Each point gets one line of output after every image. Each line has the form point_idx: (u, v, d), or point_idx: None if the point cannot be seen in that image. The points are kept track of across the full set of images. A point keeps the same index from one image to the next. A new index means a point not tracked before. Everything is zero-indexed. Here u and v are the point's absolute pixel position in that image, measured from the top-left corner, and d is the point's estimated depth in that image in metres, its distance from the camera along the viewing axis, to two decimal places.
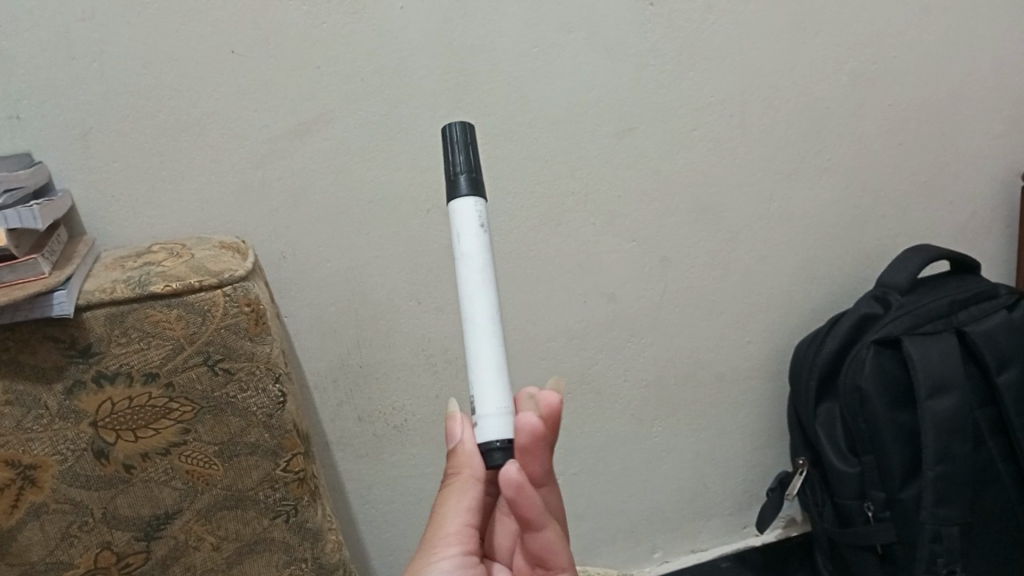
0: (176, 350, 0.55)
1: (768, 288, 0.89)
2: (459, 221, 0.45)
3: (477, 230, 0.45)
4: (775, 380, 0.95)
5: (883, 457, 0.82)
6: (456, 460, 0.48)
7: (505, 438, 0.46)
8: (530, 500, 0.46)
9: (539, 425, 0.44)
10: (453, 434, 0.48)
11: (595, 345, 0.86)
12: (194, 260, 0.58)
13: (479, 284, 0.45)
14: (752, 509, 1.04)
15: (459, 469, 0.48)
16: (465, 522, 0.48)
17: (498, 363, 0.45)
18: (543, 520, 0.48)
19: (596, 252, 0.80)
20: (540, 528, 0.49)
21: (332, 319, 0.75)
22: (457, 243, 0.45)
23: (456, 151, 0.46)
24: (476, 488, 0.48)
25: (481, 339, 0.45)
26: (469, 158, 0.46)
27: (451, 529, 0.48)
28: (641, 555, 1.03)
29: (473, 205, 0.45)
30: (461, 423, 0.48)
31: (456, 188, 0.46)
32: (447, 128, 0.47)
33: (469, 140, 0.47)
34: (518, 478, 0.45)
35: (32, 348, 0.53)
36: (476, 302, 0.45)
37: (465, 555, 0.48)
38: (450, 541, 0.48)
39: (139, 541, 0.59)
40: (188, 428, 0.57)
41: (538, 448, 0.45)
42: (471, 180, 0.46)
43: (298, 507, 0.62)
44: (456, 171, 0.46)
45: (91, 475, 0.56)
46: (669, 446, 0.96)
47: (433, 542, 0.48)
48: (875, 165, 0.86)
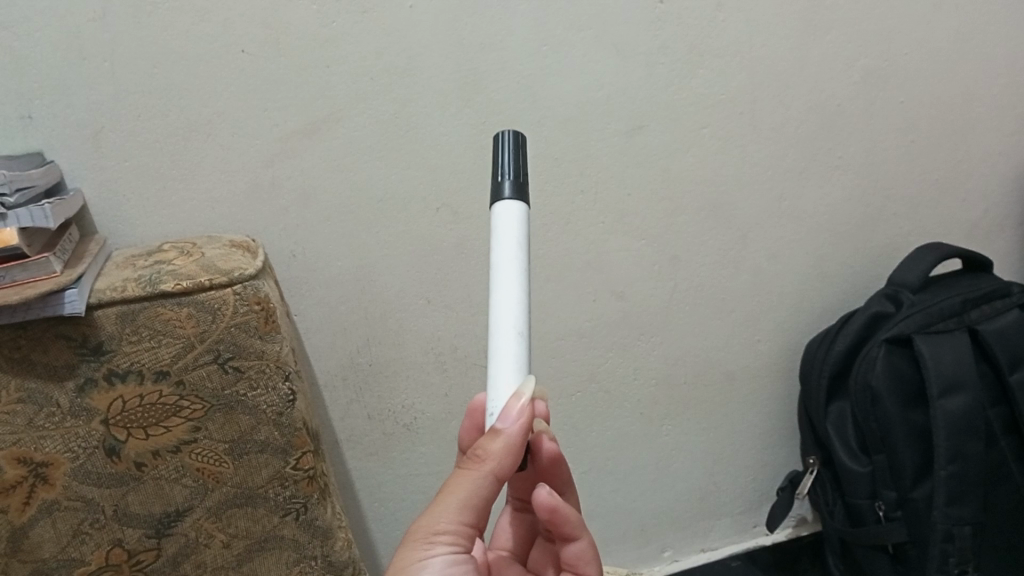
0: (187, 348, 0.55)
1: (778, 286, 0.89)
2: (502, 224, 0.44)
3: (521, 235, 0.44)
4: (786, 378, 0.95)
5: (894, 455, 0.82)
6: (489, 449, 0.46)
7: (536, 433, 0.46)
8: (569, 514, 0.52)
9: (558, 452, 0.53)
10: (506, 416, 0.45)
11: (604, 344, 0.85)
12: (204, 258, 0.58)
13: (517, 289, 0.44)
14: (763, 509, 1.04)
15: (482, 458, 0.46)
16: (463, 519, 0.47)
17: (523, 367, 0.45)
18: (579, 529, 0.53)
19: (606, 251, 0.80)
20: (574, 538, 0.54)
21: (343, 318, 0.75)
22: (500, 246, 0.44)
23: (503, 156, 0.46)
24: (488, 485, 0.47)
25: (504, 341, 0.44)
26: (518, 163, 0.45)
27: (449, 525, 0.47)
28: (650, 554, 1.03)
29: (518, 210, 0.45)
30: (518, 411, 0.45)
31: (500, 190, 0.45)
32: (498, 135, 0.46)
33: (518, 145, 0.46)
34: (549, 500, 0.51)
35: (44, 347, 0.53)
36: (508, 303, 0.44)
37: (455, 553, 0.47)
38: (445, 538, 0.47)
39: (150, 538, 0.59)
40: (198, 426, 0.57)
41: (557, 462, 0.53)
42: (515, 186, 0.45)
43: (308, 505, 0.62)
44: (502, 175, 0.45)
45: (102, 472, 0.56)
46: (679, 445, 0.95)
47: (427, 536, 0.47)
48: (886, 163, 0.86)
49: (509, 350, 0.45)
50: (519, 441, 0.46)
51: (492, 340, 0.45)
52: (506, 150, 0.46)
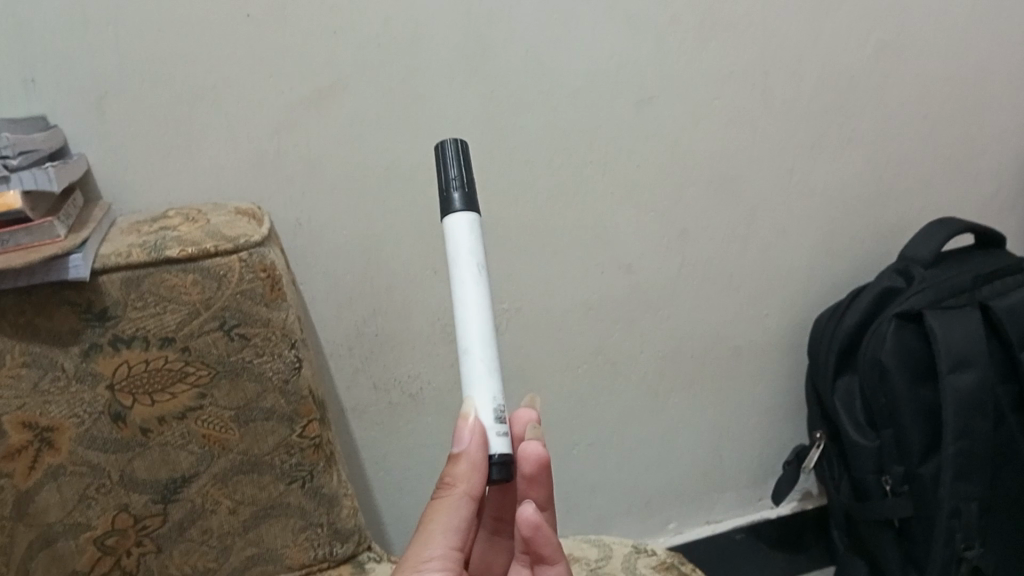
0: (192, 314, 0.55)
1: (788, 261, 0.88)
2: (453, 238, 0.44)
3: (473, 247, 0.44)
4: (794, 353, 0.94)
5: (901, 431, 0.82)
6: (454, 472, 0.45)
7: (504, 451, 0.45)
8: (548, 539, 0.51)
9: (546, 457, 0.49)
10: (459, 438, 0.44)
11: (612, 318, 0.85)
12: (210, 225, 0.58)
13: (478, 306, 0.44)
14: (769, 483, 1.04)
15: (453, 483, 0.45)
16: (449, 545, 0.46)
17: (497, 383, 0.45)
18: (557, 553, 0.52)
19: (614, 223, 0.79)
20: (554, 562, 0.53)
21: (348, 288, 0.75)
22: (455, 260, 0.44)
23: (451, 166, 0.45)
24: (466, 506, 0.46)
25: (473, 360, 0.44)
26: (463, 173, 0.45)
27: (436, 553, 0.45)
28: (655, 527, 1.02)
29: (469, 221, 0.45)
30: (472, 430, 0.44)
31: (451, 203, 0.45)
32: (441, 146, 0.46)
33: (462, 156, 0.46)
34: (534, 517, 0.50)
35: (49, 312, 0.53)
36: (472, 319, 0.44)
37: None
38: (434, 565, 0.45)
39: (156, 504, 0.59)
40: (204, 393, 0.57)
41: (542, 476, 0.49)
42: (465, 196, 0.45)
43: (314, 473, 0.62)
44: (450, 187, 0.45)
45: (108, 438, 0.56)
46: (685, 418, 0.95)
47: (412, 565, 0.45)
48: (900, 138, 0.84)
49: (470, 365, 0.45)
50: (484, 461, 0.45)
51: (462, 361, 0.45)
52: (454, 161, 0.46)
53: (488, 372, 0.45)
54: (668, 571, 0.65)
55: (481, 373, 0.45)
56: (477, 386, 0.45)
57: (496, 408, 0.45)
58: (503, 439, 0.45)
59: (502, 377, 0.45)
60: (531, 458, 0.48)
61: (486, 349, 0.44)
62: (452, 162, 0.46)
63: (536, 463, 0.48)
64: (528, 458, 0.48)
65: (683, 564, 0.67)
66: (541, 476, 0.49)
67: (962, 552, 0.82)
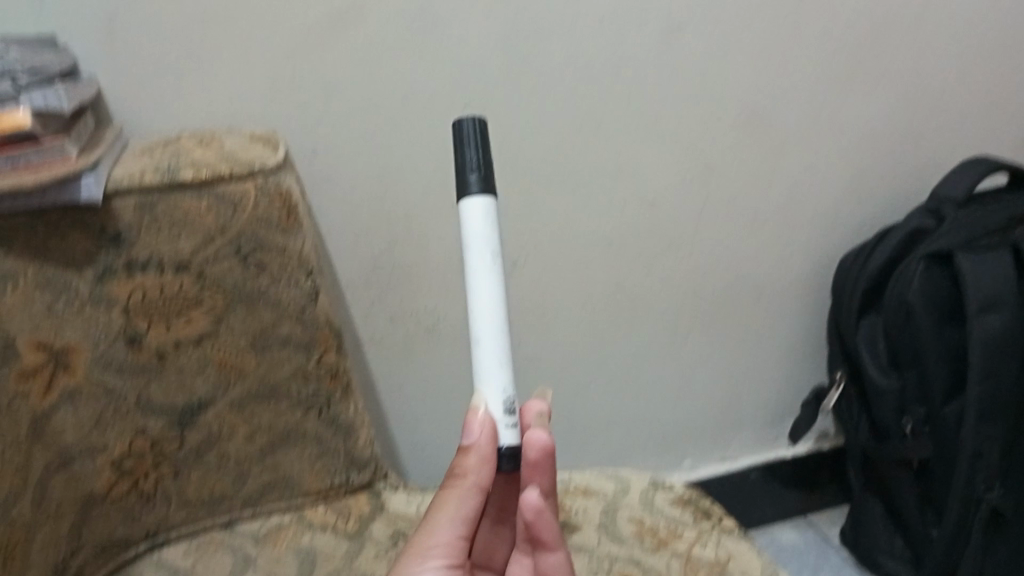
0: (208, 240, 0.55)
1: (815, 198, 0.86)
2: (469, 222, 0.44)
3: (488, 234, 0.44)
4: (817, 293, 0.93)
5: (925, 373, 0.81)
6: (463, 464, 0.45)
7: (513, 443, 0.45)
8: (549, 525, 0.48)
9: (552, 445, 0.45)
10: (469, 430, 0.45)
11: (634, 253, 0.83)
12: (224, 150, 0.57)
13: (489, 295, 0.44)
14: (786, 422, 1.03)
15: (463, 474, 0.45)
16: (456, 533, 0.46)
17: (508, 375, 0.45)
18: (556, 540, 0.49)
19: (638, 156, 0.77)
20: (553, 549, 0.50)
21: (365, 217, 0.73)
22: (469, 245, 0.44)
23: (469, 147, 0.45)
24: (473, 499, 0.46)
25: (484, 350, 0.44)
26: (481, 156, 0.44)
27: (442, 540, 0.46)
28: (669, 463, 1.01)
29: (484, 207, 0.44)
30: (481, 424, 0.44)
31: (468, 184, 0.44)
32: (459, 122, 0.45)
33: (480, 136, 0.45)
34: (537, 502, 0.47)
35: (61, 235, 0.52)
36: (484, 308, 0.44)
37: (450, 567, 0.47)
38: (438, 552, 0.46)
39: (174, 429, 0.59)
40: (220, 319, 0.57)
41: (548, 466, 0.46)
42: (483, 177, 0.44)
43: (331, 401, 0.62)
44: (468, 168, 0.44)
45: (125, 362, 0.56)
46: (705, 352, 0.93)
47: (419, 551, 0.46)
48: (935, 73, 0.82)
49: (481, 355, 0.45)
50: (493, 454, 0.45)
51: (473, 351, 0.45)
52: (473, 139, 0.45)
53: (498, 364, 0.45)
54: (687, 504, 0.65)
55: (493, 364, 0.45)
56: (486, 379, 0.45)
57: (506, 400, 0.45)
58: (512, 432, 0.45)
59: (513, 368, 0.45)
60: (535, 447, 0.45)
61: (498, 342, 0.44)
62: (471, 139, 0.45)
63: (541, 452, 0.45)
64: (532, 447, 0.45)
65: (701, 499, 0.66)
66: (546, 465, 0.46)
67: (982, 494, 0.81)
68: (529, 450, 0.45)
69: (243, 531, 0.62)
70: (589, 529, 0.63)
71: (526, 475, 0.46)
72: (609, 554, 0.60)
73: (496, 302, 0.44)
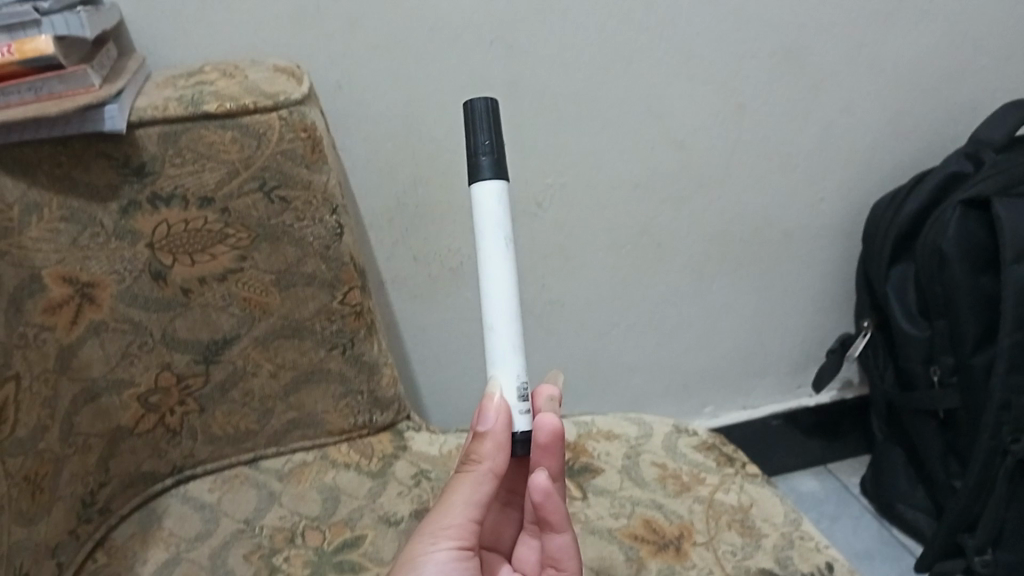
0: (232, 174, 0.54)
1: (848, 141, 0.84)
2: (481, 207, 0.43)
3: (501, 218, 0.43)
4: (847, 240, 0.91)
5: (956, 322, 0.79)
6: (479, 449, 0.44)
7: (526, 429, 0.45)
8: (556, 509, 0.46)
9: (563, 428, 0.45)
10: (485, 417, 0.44)
11: (661, 196, 0.81)
12: (248, 81, 0.56)
13: (502, 282, 0.44)
14: (809, 371, 1.01)
15: (478, 459, 0.44)
16: (470, 516, 0.44)
17: (521, 360, 0.45)
18: (563, 523, 0.47)
19: (669, 95, 0.75)
20: (558, 531, 0.48)
21: (389, 154, 0.72)
22: (481, 230, 0.44)
23: (480, 130, 0.44)
24: (489, 484, 0.44)
25: (498, 338, 0.45)
26: (492, 139, 0.44)
27: (456, 521, 0.44)
28: (691, 410, 1.00)
29: (497, 191, 0.43)
30: (497, 410, 0.44)
31: (478, 168, 0.44)
32: (469, 104, 0.45)
33: (491, 119, 0.44)
34: (546, 485, 0.45)
35: (85, 165, 0.51)
36: (499, 293, 0.44)
37: (461, 552, 0.44)
38: (451, 532, 0.43)
39: (198, 364, 0.59)
40: (244, 256, 0.57)
41: (558, 449, 0.45)
42: (494, 162, 0.43)
43: (355, 340, 0.62)
44: (479, 151, 0.44)
45: (149, 297, 0.56)
46: (730, 300, 0.91)
47: (431, 532, 0.44)
48: (975, 12, 0.79)
49: (494, 343, 0.45)
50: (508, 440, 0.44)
51: (486, 337, 0.45)
52: (483, 122, 0.44)
53: (512, 351, 0.45)
54: (709, 450, 0.65)
55: (507, 350, 0.45)
56: (500, 365, 0.45)
57: (520, 386, 0.45)
58: (525, 418, 0.45)
59: (526, 353, 0.45)
60: (545, 430, 0.45)
61: (512, 328, 0.44)
62: (482, 123, 0.44)
63: (550, 435, 0.45)
64: (542, 430, 0.45)
65: (724, 445, 0.66)
66: (557, 446, 0.45)
67: (1008, 445, 0.79)
68: (539, 433, 0.45)
69: (267, 468, 0.62)
70: (611, 473, 0.63)
71: (536, 457, 0.46)
72: (632, 498, 0.60)
73: (509, 288, 0.44)
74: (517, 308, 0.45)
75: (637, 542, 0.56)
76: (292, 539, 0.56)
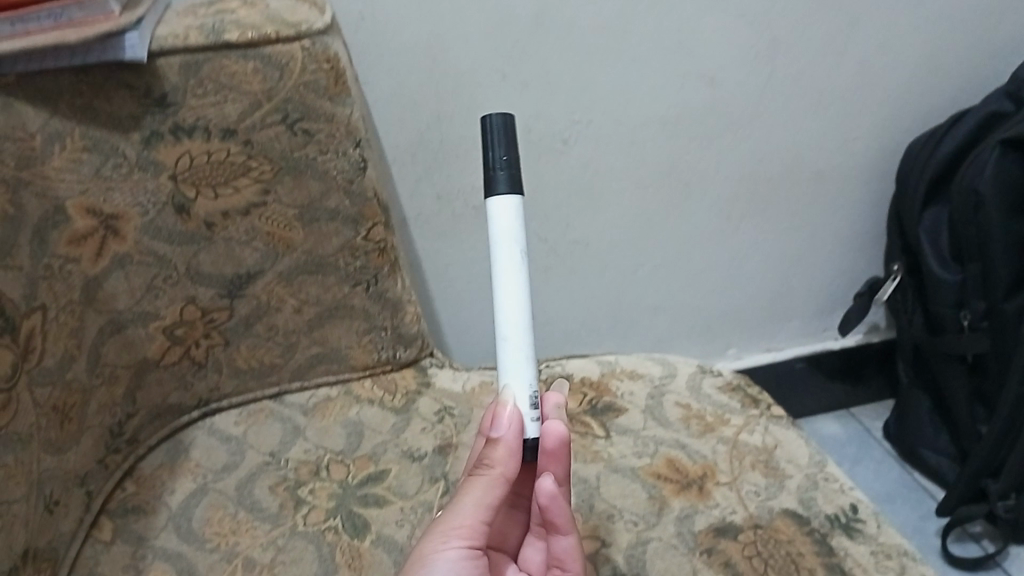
0: (255, 106, 0.53)
1: (884, 78, 0.81)
2: (498, 220, 0.43)
3: (518, 231, 0.43)
4: (879, 180, 0.89)
5: (989, 265, 0.78)
6: (491, 455, 0.43)
7: (536, 435, 0.45)
8: (562, 511, 0.46)
9: (568, 434, 0.45)
10: (498, 424, 0.43)
11: (689, 133, 0.80)
12: (269, 9, 0.55)
13: (518, 296, 0.43)
14: (836, 314, 1.00)
15: (490, 464, 0.43)
16: (481, 517, 0.43)
17: (533, 372, 0.44)
18: (568, 525, 0.47)
19: (701, 28, 0.73)
20: (563, 533, 0.48)
21: (413, 88, 0.71)
22: (497, 241, 0.43)
23: (495, 145, 0.44)
24: (502, 487, 0.43)
25: (511, 351, 0.44)
26: (507, 151, 0.44)
27: (467, 521, 0.43)
28: (715, 351, 0.99)
29: (513, 205, 0.43)
30: (510, 417, 0.43)
31: (494, 182, 0.43)
32: (486, 118, 0.44)
33: (508, 132, 0.44)
34: (552, 488, 0.45)
35: (106, 95, 0.51)
36: (513, 306, 0.44)
37: (471, 552, 0.43)
38: (463, 531, 0.43)
39: (223, 298, 0.59)
40: (267, 189, 0.56)
41: (564, 454, 0.46)
42: (510, 176, 0.43)
43: (379, 277, 0.62)
44: (494, 164, 0.43)
45: (173, 230, 0.56)
46: (757, 241, 0.90)
47: (441, 531, 0.43)
48: None
49: (506, 354, 0.44)
50: (520, 447, 0.44)
51: (499, 350, 0.45)
52: (498, 136, 0.44)
53: (526, 362, 0.44)
54: (734, 391, 0.64)
55: (521, 362, 0.44)
56: (512, 373, 0.44)
57: (531, 396, 0.44)
58: (533, 425, 0.45)
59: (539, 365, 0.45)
60: (553, 436, 0.45)
61: (526, 341, 0.44)
62: (497, 136, 0.44)
63: (558, 441, 0.45)
64: (550, 437, 0.45)
65: (750, 387, 0.65)
66: (563, 453, 0.45)
67: None
68: (547, 440, 0.45)
69: (291, 402, 0.62)
70: (635, 412, 0.62)
71: (542, 463, 0.46)
72: (654, 437, 0.60)
73: (524, 301, 0.44)
74: (529, 321, 0.44)
75: (660, 481, 0.56)
76: (317, 472, 0.56)
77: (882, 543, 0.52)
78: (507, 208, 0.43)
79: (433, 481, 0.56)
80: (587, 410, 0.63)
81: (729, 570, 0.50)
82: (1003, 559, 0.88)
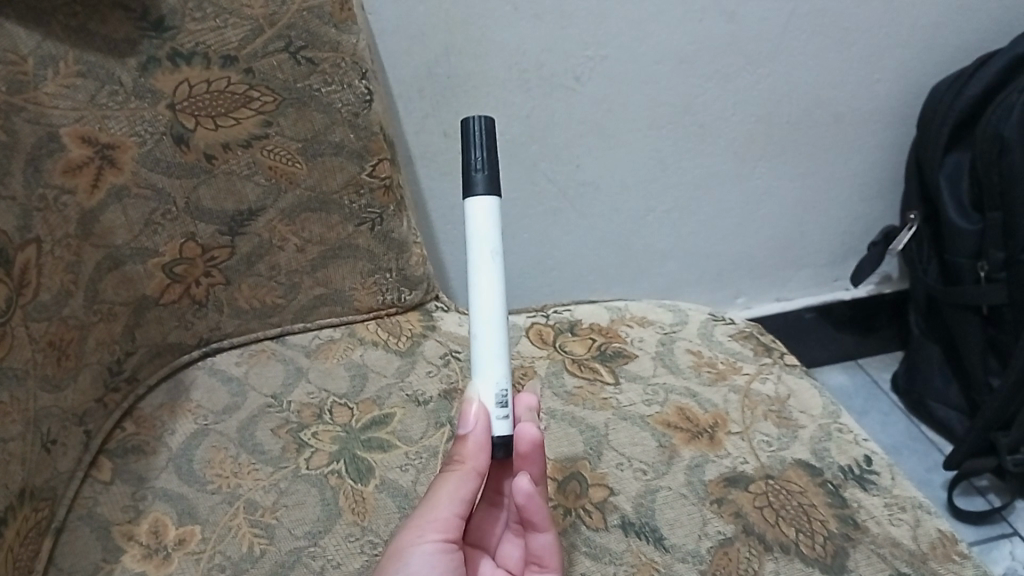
0: (255, 32, 0.53)
1: (909, 17, 0.78)
2: (475, 225, 0.44)
3: (494, 234, 0.44)
4: (898, 126, 0.86)
5: (1010, 214, 0.75)
6: (463, 450, 0.43)
7: (504, 434, 0.44)
8: (538, 509, 0.45)
9: (541, 436, 0.44)
10: (466, 421, 0.43)
11: (705, 74, 0.77)
12: None
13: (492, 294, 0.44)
14: (848, 265, 0.98)
15: (461, 459, 0.43)
16: (455, 511, 0.42)
17: (505, 370, 0.44)
18: (545, 521, 0.46)
19: None
20: (541, 529, 0.46)
21: (421, 21, 0.68)
22: (472, 242, 0.44)
23: (475, 147, 0.44)
24: (474, 481, 0.43)
25: (482, 350, 0.44)
26: (486, 156, 0.44)
27: (441, 516, 0.42)
28: (723, 300, 0.98)
29: (490, 206, 0.44)
30: (477, 414, 0.43)
31: (472, 184, 0.44)
32: (466, 120, 0.45)
33: (487, 133, 0.45)
34: (527, 489, 0.44)
35: (101, 17, 0.49)
36: (487, 305, 0.44)
37: (445, 547, 0.42)
38: (436, 527, 0.42)
39: (224, 236, 0.57)
40: (270, 121, 0.55)
41: (538, 458, 0.45)
42: (488, 178, 0.44)
43: (384, 216, 0.60)
44: (472, 167, 0.44)
45: (171, 162, 0.54)
46: (770, 187, 0.88)
47: (416, 525, 0.42)
48: None
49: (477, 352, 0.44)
50: (490, 443, 0.43)
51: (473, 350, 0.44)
52: (479, 139, 0.44)
53: (496, 359, 0.44)
54: (747, 339, 0.63)
55: (493, 360, 0.44)
56: (483, 374, 0.44)
57: (499, 392, 0.44)
58: (503, 422, 0.44)
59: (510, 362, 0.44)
60: (525, 439, 0.44)
61: (498, 338, 0.44)
62: (476, 141, 0.44)
63: (530, 445, 0.44)
64: (522, 439, 0.44)
65: (762, 335, 0.64)
66: (536, 456, 0.44)
67: None
68: (519, 442, 0.44)
69: (294, 344, 0.61)
70: (644, 358, 0.61)
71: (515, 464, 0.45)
72: (665, 385, 0.58)
73: (496, 300, 0.44)
74: (503, 318, 0.44)
75: (671, 430, 0.55)
76: (320, 415, 0.55)
77: (897, 494, 0.51)
78: (484, 208, 0.44)
79: (438, 426, 0.54)
80: (595, 356, 0.61)
81: (741, 520, 0.49)
82: (1010, 513, 0.87)
